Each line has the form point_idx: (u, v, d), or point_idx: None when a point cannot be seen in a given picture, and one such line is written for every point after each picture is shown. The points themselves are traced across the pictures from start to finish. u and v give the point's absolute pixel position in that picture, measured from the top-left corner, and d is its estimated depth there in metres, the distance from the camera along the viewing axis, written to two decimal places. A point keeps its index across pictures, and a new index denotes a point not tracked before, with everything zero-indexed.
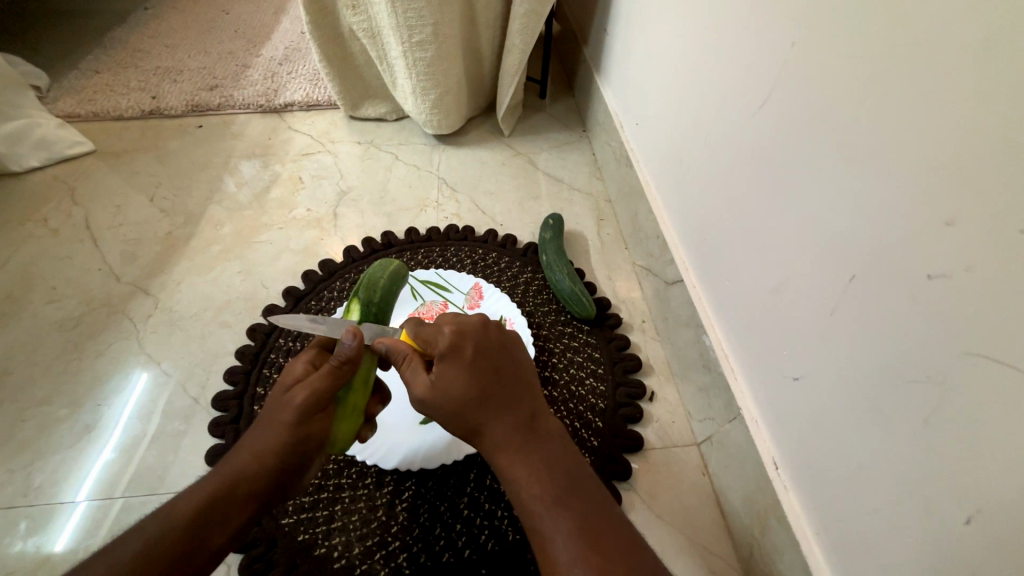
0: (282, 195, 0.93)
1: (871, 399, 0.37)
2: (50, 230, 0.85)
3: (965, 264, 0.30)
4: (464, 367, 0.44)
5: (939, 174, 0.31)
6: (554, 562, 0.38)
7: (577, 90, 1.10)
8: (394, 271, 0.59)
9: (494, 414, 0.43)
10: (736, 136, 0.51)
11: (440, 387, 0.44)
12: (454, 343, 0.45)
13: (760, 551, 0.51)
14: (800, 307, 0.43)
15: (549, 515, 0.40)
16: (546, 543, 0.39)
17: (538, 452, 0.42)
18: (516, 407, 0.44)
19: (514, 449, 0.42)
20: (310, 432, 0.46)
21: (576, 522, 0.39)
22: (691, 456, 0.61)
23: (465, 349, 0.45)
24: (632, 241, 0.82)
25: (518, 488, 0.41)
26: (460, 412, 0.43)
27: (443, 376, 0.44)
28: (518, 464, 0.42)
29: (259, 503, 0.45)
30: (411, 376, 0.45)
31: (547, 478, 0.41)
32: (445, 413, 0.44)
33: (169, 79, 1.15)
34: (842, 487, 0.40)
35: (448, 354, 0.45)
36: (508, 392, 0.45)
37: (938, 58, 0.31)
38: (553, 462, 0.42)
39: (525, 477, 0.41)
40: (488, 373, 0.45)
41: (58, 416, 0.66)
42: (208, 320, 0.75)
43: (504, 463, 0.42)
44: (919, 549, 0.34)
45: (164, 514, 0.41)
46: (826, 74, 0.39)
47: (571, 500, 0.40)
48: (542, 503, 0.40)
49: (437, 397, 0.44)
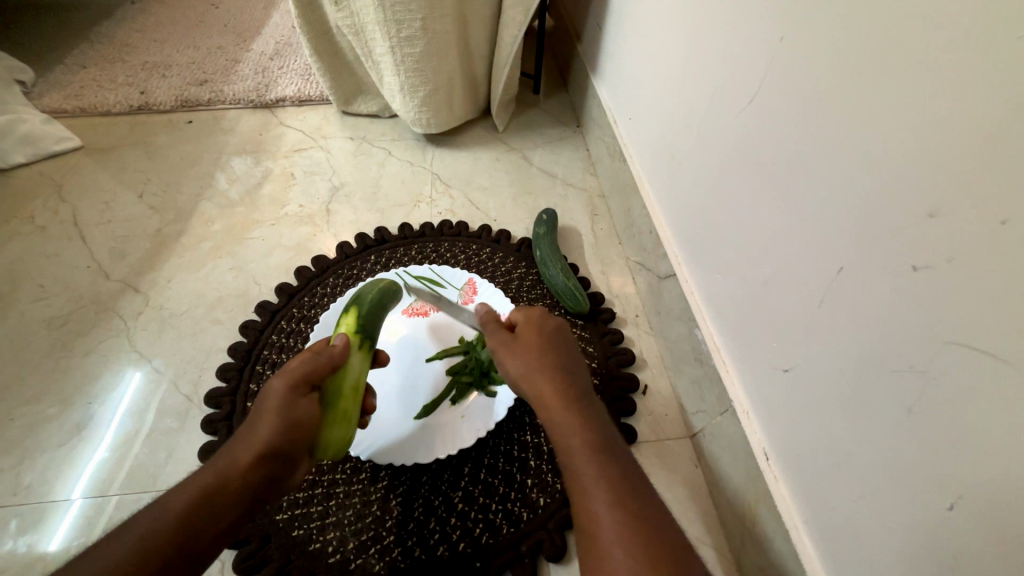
0: (274, 191, 0.92)
1: (856, 388, 0.38)
2: (37, 227, 0.85)
3: (948, 256, 0.31)
4: (542, 331, 0.50)
5: (920, 168, 0.32)
6: (590, 503, 0.38)
7: (571, 86, 1.10)
8: (383, 287, 0.60)
9: (555, 370, 0.47)
10: (726, 129, 0.52)
11: (522, 337, 0.49)
12: (540, 316, 0.52)
13: (751, 540, 0.51)
14: (789, 297, 0.44)
15: (591, 459, 0.40)
16: (584, 483, 0.40)
17: (587, 408, 0.44)
18: (576, 374, 0.47)
19: (568, 400, 0.44)
20: (298, 418, 0.46)
21: (611, 471, 0.40)
22: (684, 449, 0.62)
23: (549, 322, 0.51)
24: (625, 236, 0.82)
25: (568, 429, 0.43)
26: (531, 363, 0.47)
27: (525, 334, 0.50)
28: (571, 413, 0.44)
29: (254, 496, 0.44)
30: (496, 333, 0.50)
31: (592, 429, 0.43)
32: (518, 362, 0.48)
33: (158, 74, 1.14)
34: (829, 477, 0.41)
35: (532, 320, 0.51)
36: (572, 361, 0.49)
37: (920, 54, 0.31)
38: (596, 419, 0.44)
39: (575, 423, 0.43)
40: (559, 344, 0.49)
41: (48, 415, 0.66)
42: (199, 317, 0.75)
43: (557, 410, 0.44)
44: (903, 535, 0.35)
45: (158, 507, 0.41)
46: (812, 69, 0.40)
47: (604, 454, 0.41)
48: (586, 446, 0.41)
49: (517, 348, 0.48)
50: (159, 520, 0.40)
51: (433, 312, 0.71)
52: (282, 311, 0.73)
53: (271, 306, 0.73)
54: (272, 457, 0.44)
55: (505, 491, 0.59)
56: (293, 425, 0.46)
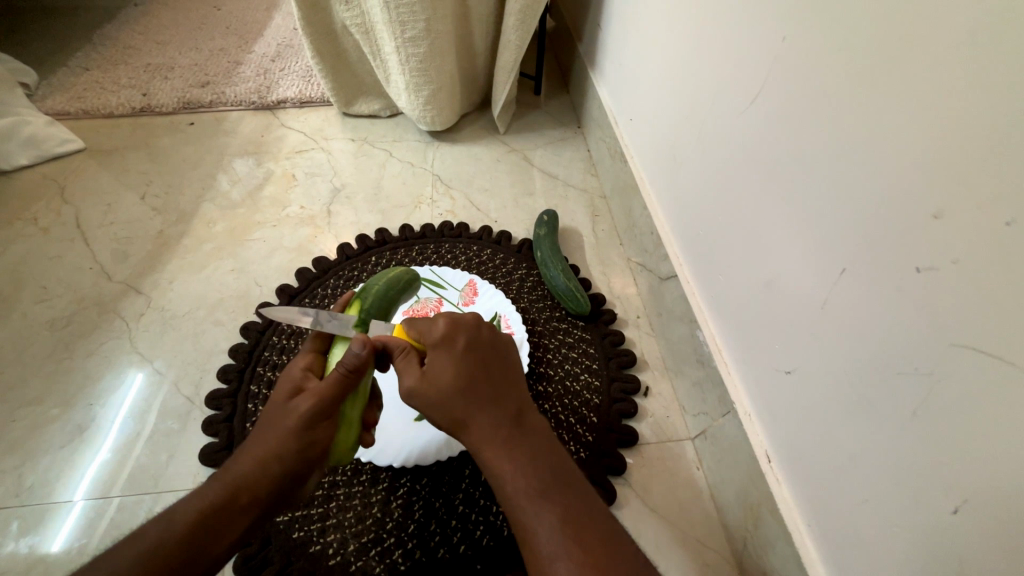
0: (275, 192, 0.92)
1: (860, 391, 0.37)
2: (40, 229, 0.85)
3: (953, 257, 0.31)
4: (455, 356, 0.45)
5: (925, 169, 0.32)
6: (536, 554, 0.38)
7: (572, 87, 1.10)
8: (391, 278, 0.58)
9: (473, 410, 0.43)
10: (728, 130, 0.51)
11: (434, 373, 0.44)
12: (445, 336, 0.46)
13: (753, 543, 0.51)
14: (791, 299, 0.44)
15: (533, 507, 0.39)
16: (528, 533, 0.38)
17: (519, 447, 0.42)
18: (501, 403, 0.44)
19: (496, 441, 0.42)
20: (315, 439, 0.45)
21: (564, 517, 0.38)
22: (686, 451, 0.62)
23: (458, 341, 0.46)
24: (626, 237, 0.82)
25: (501, 478, 0.41)
26: (447, 404, 0.43)
27: (435, 366, 0.44)
28: (502, 456, 0.41)
29: (262, 507, 0.44)
30: (403, 366, 0.45)
31: (531, 473, 0.40)
32: (434, 405, 0.43)
33: (160, 76, 1.14)
34: (832, 479, 0.40)
35: (440, 343, 0.45)
36: (497, 388, 0.45)
37: (924, 54, 0.31)
38: (535, 457, 0.42)
39: (510, 468, 0.41)
40: (475, 369, 0.45)
41: (50, 416, 0.66)
42: (201, 319, 0.75)
43: (487, 454, 0.42)
44: (908, 540, 0.34)
45: (165, 517, 0.41)
46: (815, 70, 0.39)
47: (556, 492, 0.40)
48: (524, 496, 0.40)
49: (427, 387, 0.43)
50: (166, 530, 0.39)
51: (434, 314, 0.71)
52: None
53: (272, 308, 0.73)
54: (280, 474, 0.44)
55: None
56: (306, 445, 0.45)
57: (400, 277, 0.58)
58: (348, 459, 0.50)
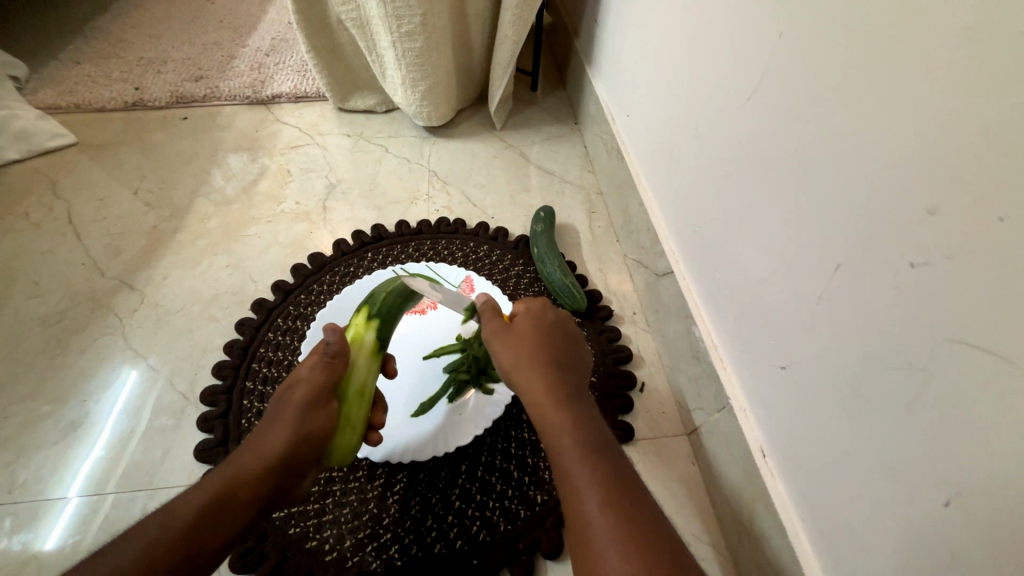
0: (270, 187, 0.92)
1: (854, 386, 0.38)
2: (31, 224, 0.84)
3: (946, 252, 0.31)
4: (540, 327, 0.51)
5: (918, 165, 0.32)
6: (582, 502, 0.38)
7: (568, 83, 1.09)
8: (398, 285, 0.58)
9: (544, 366, 0.47)
10: (725, 125, 0.51)
11: (517, 330, 0.51)
12: (539, 310, 0.53)
13: (747, 537, 0.51)
14: (787, 294, 0.44)
15: (584, 460, 0.40)
16: (576, 484, 0.39)
17: (576, 408, 0.44)
18: (565, 372, 0.48)
19: (557, 392, 0.45)
20: (311, 431, 0.47)
21: (608, 474, 0.39)
22: (681, 446, 0.62)
23: (545, 318, 0.53)
24: (623, 233, 0.82)
25: (556, 429, 0.43)
26: (521, 352, 0.48)
27: (520, 327, 0.51)
28: (561, 405, 0.44)
29: (263, 502, 0.44)
30: (491, 322, 0.52)
31: (584, 430, 0.42)
32: (510, 351, 0.49)
33: (152, 70, 1.13)
34: (825, 472, 0.41)
35: (534, 313, 0.53)
36: (565, 358, 0.49)
37: (917, 52, 0.31)
38: (589, 421, 0.43)
39: (567, 421, 0.43)
40: (553, 338, 0.51)
41: (42, 412, 0.65)
42: (195, 315, 0.74)
43: (545, 406, 0.44)
44: (900, 532, 0.35)
45: (163, 515, 0.40)
46: (811, 67, 0.39)
47: (602, 454, 0.41)
48: (577, 446, 0.41)
49: (508, 337, 0.50)
50: (168, 523, 0.40)
51: (431, 311, 0.71)
52: (278, 309, 0.72)
53: (267, 304, 0.73)
54: (280, 464, 0.45)
55: (502, 488, 0.59)
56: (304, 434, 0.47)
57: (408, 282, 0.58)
58: (350, 459, 0.51)
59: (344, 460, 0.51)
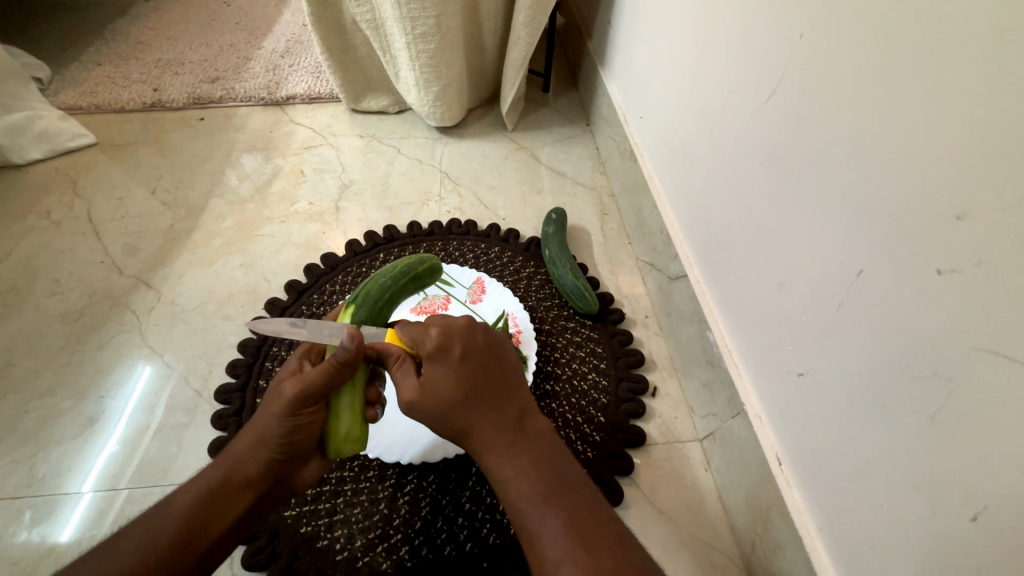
0: (283, 188, 0.93)
1: (874, 393, 0.37)
2: (52, 223, 0.85)
3: (977, 260, 0.30)
4: (451, 367, 0.44)
5: (947, 171, 0.31)
6: (540, 559, 0.38)
7: (581, 85, 1.09)
8: (395, 271, 0.55)
9: (479, 418, 0.43)
10: (742, 129, 0.51)
11: (430, 387, 0.44)
12: (440, 345, 0.45)
13: (761, 546, 0.51)
14: (806, 301, 0.43)
15: (539, 512, 0.39)
16: (534, 540, 0.39)
17: (524, 454, 0.42)
18: (499, 417, 0.43)
19: (498, 450, 0.42)
20: (302, 423, 0.45)
21: (579, 514, 0.39)
22: (693, 452, 0.61)
23: (454, 349, 0.45)
24: (635, 236, 0.82)
25: (506, 492, 0.41)
26: (447, 411, 0.43)
27: (433, 379, 0.44)
28: (507, 462, 0.41)
29: (249, 507, 0.45)
30: (401, 377, 0.45)
31: (535, 480, 0.40)
32: (436, 412, 0.43)
33: (171, 71, 1.14)
34: (843, 481, 0.40)
35: (435, 352, 0.45)
36: (496, 393, 0.44)
37: (946, 58, 0.31)
38: (541, 461, 0.42)
39: (514, 476, 0.41)
40: (475, 373, 0.44)
41: (62, 408, 0.66)
42: (210, 313, 0.75)
43: (492, 466, 0.42)
44: (917, 543, 0.34)
45: (162, 511, 0.42)
46: (835, 68, 0.39)
47: (561, 495, 0.40)
48: (532, 504, 0.39)
49: (426, 398, 0.43)
50: (161, 520, 0.41)
51: (441, 311, 0.71)
52: (291, 309, 0.73)
53: (280, 304, 0.73)
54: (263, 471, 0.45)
55: None
56: (286, 438, 0.45)
57: (404, 265, 0.56)
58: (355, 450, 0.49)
59: (344, 450, 0.48)
